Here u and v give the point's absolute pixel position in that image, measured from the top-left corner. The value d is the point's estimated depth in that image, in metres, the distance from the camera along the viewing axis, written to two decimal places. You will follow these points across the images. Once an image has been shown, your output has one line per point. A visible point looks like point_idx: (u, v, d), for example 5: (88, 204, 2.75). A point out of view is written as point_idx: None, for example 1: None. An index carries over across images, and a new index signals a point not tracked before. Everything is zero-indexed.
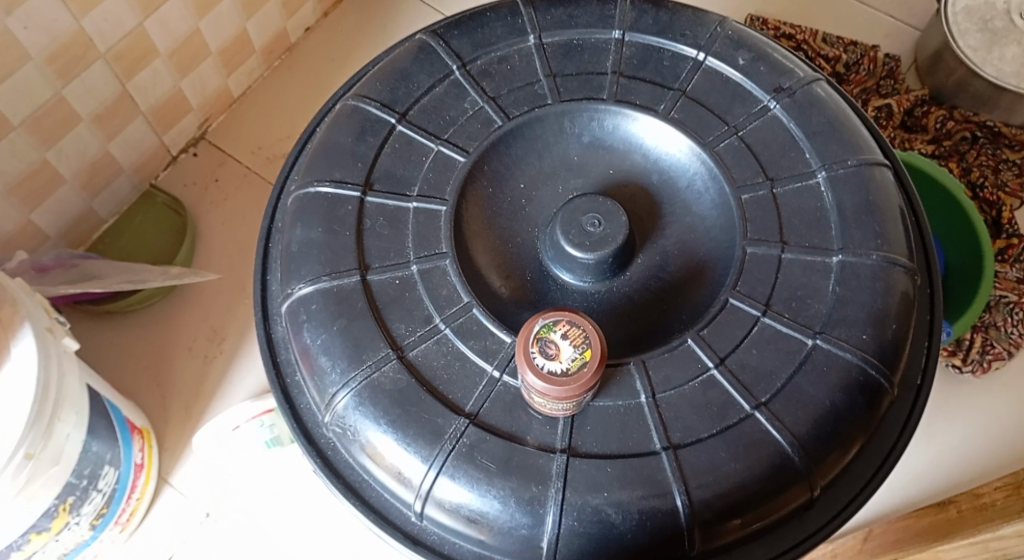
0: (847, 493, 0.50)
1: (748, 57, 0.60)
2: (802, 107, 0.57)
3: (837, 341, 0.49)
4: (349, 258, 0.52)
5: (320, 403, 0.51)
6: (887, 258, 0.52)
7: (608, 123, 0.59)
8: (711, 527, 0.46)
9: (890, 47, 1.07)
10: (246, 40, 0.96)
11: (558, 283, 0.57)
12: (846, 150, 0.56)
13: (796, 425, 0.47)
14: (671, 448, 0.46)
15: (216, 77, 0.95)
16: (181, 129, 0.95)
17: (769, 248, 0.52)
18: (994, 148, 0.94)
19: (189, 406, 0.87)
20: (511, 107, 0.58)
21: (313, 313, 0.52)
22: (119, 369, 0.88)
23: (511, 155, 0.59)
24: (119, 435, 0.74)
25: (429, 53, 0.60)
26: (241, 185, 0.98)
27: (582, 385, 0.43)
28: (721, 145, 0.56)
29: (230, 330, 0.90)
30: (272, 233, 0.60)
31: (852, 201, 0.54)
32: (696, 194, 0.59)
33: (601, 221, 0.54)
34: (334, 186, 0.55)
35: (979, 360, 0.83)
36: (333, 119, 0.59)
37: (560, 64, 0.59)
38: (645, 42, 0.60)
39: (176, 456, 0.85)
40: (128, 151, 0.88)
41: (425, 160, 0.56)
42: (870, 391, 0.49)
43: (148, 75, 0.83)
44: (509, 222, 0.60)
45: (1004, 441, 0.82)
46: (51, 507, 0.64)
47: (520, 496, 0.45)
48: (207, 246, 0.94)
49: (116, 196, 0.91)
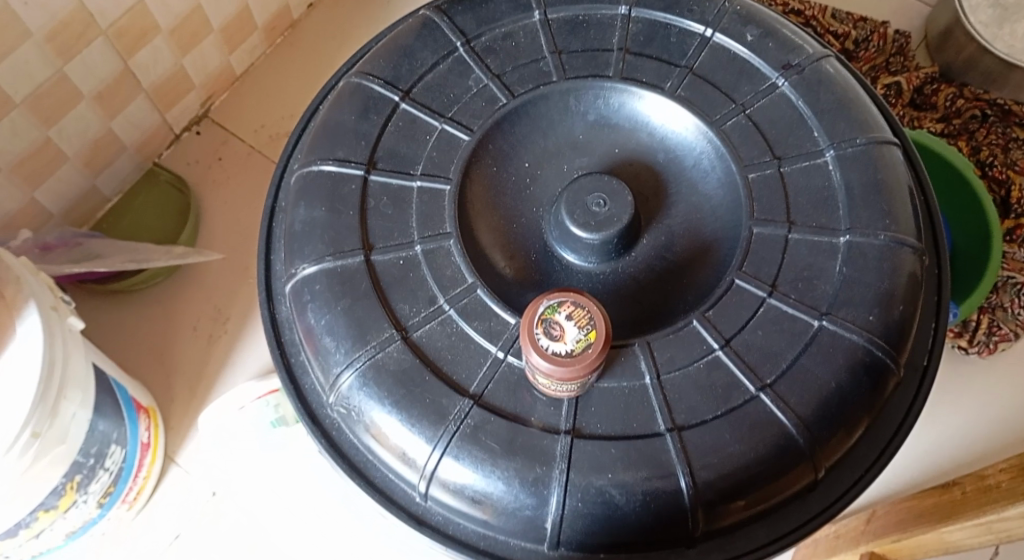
0: (851, 475, 0.50)
1: (756, 33, 0.59)
2: (811, 84, 0.56)
3: (843, 323, 0.49)
4: (353, 238, 0.52)
5: (325, 383, 0.51)
6: (896, 239, 0.51)
7: (613, 101, 0.59)
8: (714, 508, 0.46)
9: (901, 23, 1.05)
10: (247, 17, 0.95)
11: (563, 264, 0.56)
12: (856, 129, 0.55)
13: (800, 406, 0.47)
14: (675, 429, 0.46)
15: (217, 55, 0.94)
16: (182, 108, 0.94)
17: (776, 229, 0.52)
18: (1004, 126, 0.92)
19: (194, 386, 0.87)
20: (515, 85, 0.57)
21: (316, 294, 0.51)
22: (125, 348, 0.88)
23: (515, 134, 0.59)
24: (126, 414, 0.74)
25: (432, 29, 0.59)
26: (244, 165, 0.97)
27: (586, 366, 0.43)
28: (728, 124, 0.55)
29: (234, 309, 0.90)
30: (275, 213, 0.59)
31: (860, 180, 0.53)
32: (702, 174, 0.58)
33: (605, 201, 0.53)
34: (337, 164, 0.55)
35: (986, 342, 0.83)
36: (336, 97, 0.59)
37: (565, 40, 0.58)
38: (652, 18, 0.59)
39: (182, 436, 0.86)
40: (129, 130, 0.87)
41: (429, 139, 0.55)
42: (876, 372, 0.49)
43: (149, 53, 0.82)
44: (513, 202, 0.60)
45: (1008, 423, 0.82)
46: (58, 486, 0.65)
47: (524, 477, 0.46)
48: (210, 226, 0.94)
49: (118, 175, 0.90)
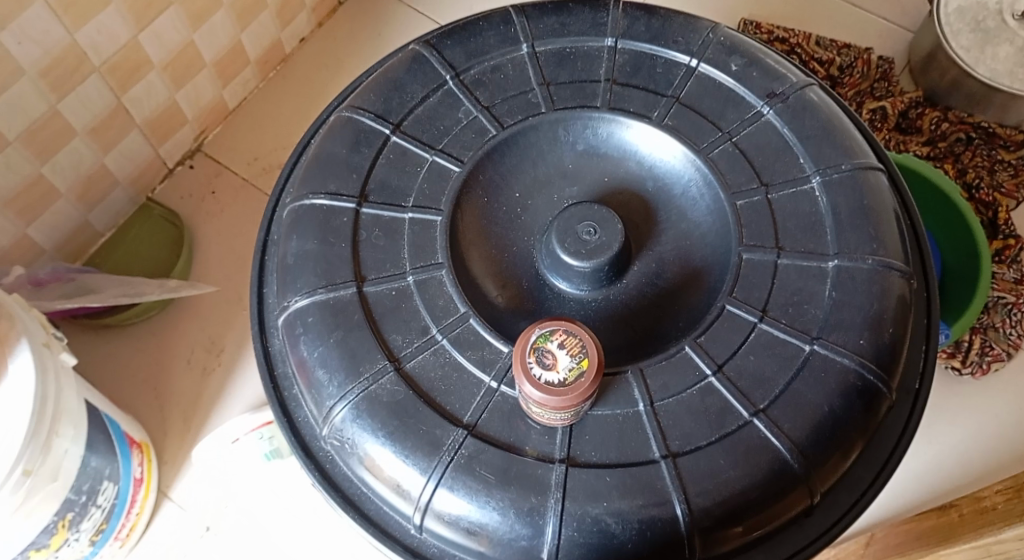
0: (847, 499, 0.50)
1: (740, 63, 0.60)
2: (795, 112, 0.57)
3: (834, 346, 0.49)
4: (346, 270, 0.52)
5: (318, 416, 0.51)
6: (883, 262, 0.52)
7: (601, 131, 0.60)
8: (711, 535, 0.46)
9: (883, 48, 1.07)
10: (240, 51, 0.96)
11: (555, 292, 0.57)
12: (840, 155, 0.56)
13: (794, 431, 0.47)
14: (670, 456, 0.46)
15: (211, 89, 0.95)
16: (176, 141, 0.95)
17: (764, 254, 0.52)
18: (989, 148, 0.94)
19: (187, 419, 0.87)
20: (505, 117, 0.58)
21: (309, 325, 0.52)
22: (116, 382, 0.88)
23: (506, 165, 0.59)
24: (118, 449, 0.74)
25: (423, 63, 0.60)
26: (238, 196, 0.98)
27: (580, 395, 0.43)
28: (716, 152, 0.56)
29: (228, 341, 0.90)
30: (268, 245, 0.60)
31: (846, 205, 0.54)
32: (691, 201, 0.59)
33: (596, 228, 0.54)
34: (330, 197, 0.55)
35: (979, 361, 0.83)
36: (327, 131, 0.59)
37: (553, 72, 0.60)
38: (638, 49, 0.60)
39: (175, 470, 0.85)
40: (123, 164, 0.88)
41: (420, 171, 0.56)
42: (869, 396, 0.49)
43: (143, 88, 0.83)
44: (505, 231, 0.60)
45: (1004, 441, 0.82)
46: (49, 523, 0.64)
47: (520, 507, 0.45)
48: (205, 258, 0.94)
49: (112, 209, 0.91)
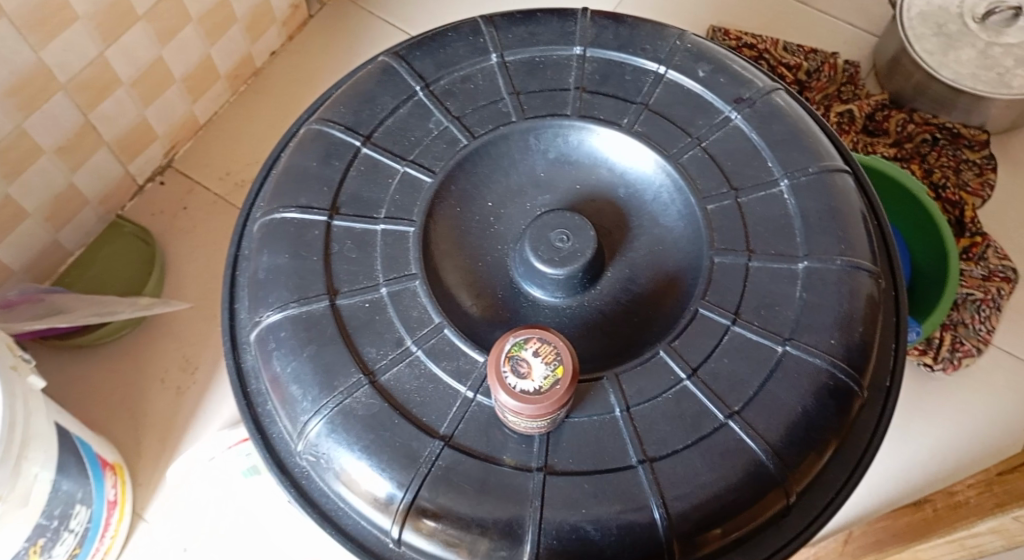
0: (823, 497, 0.50)
1: (707, 69, 0.60)
2: (762, 116, 0.58)
3: (806, 347, 0.50)
4: (318, 283, 0.52)
5: (293, 431, 0.51)
6: (852, 263, 0.53)
7: (572, 139, 0.60)
8: (690, 539, 0.46)
9: (850, 52, 1.09)
10: (211, 66, 0.96)
11: (530, 300, 0.57)
12: (807, 158, 0.56)
13: (769, 432, 0.47)
14: (647, 461, 0.46)
15: (182, 104, 0.95)
16: (147, 157, 0.94)
17: (736, 257, 0.53)
18: (954, 149, 0.96)
19: (163, 438, 0.85)
20: (475, 126, 0.58)
21: (282, 340, 0.51)
22: (87, 404, 0.86)
23: (478, 174, 0.59)
24: (90, 472, 0.72)
25: (393, 75, 0.60)
26: (211, 211, 0.97)
27: (555, 402, 0.42)
28: (685, 157, 0.57)
29: (203, 358, 0.89)
30: (239, 261, 0.59)
31: (814, 208, 0.54)
32: (662, 207, 0.59)
33: (569, 236, 0.54)
34: (301, 211, 0.55)
35: (950, 358, 0.85)
36: (298, 144, 0.59)
37: (523, 81, 0.60)
38: (606, 57, 0.61)
39: (150, 491, 0.83)
40: (93, 182, 0.87)
41: (391, 182, 0.56)
42: (841, 395, 0.50)
43: (112, 104, 0.82)
44: (478, 241, 0.60)
45: (977, 436, 0.83)
46: (21, 551, 0.62)
47: (498, 517, 0.45)
48: (178, 275, 0.93)
49: (82, 227, 0.89)
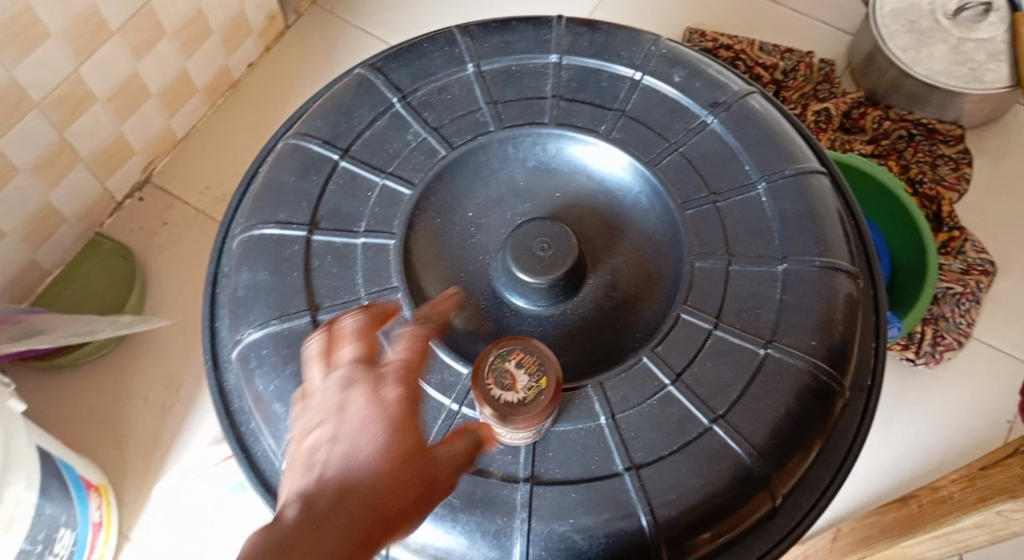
0: (809, 498, 0.51)
1: (683, 74, 0.61)
2: (738, 120, 0.59)
3: (787, 348, 0.50)
4: (299, 299, 0.52)
5: (278, 450, 0.50)
6: (831, 264, 0.53)
7: (550, 147, 0.60)
8: (679, 544, 0.46)
9: (825, 51, 1.10)
10: (188, 80, 0.95)
11: (513, 309, 0.57)
12: (784, 161, 0.57)
13: (754, 435, 0.48)
14: (634, 468, 0.47)
15: (159, 118, 0.94)
16: (125, 173, 0.93)
17: (716, 261, 0.53)
18: (930, 144, 0.97)
19: (148, 457, 0.84)
20: (453, 137, 0.58)
21: (264, 358, 0.51)
22: (70, 424, 0.85)
23: (457, 185, 0.59)
24: (74, 493, 0.71)
25: (369, 87, 0.60)
26: (191, 226, 0.96)
27: (540, 413, 0.42)
28: (664, 162, 0.57)
29: (187, 375, 0.88)
30: (219, 278, 0.59)
31: (791, 210, 0.55)
32: (642, 213, 0.59)
33: (550, 244, 0.54)
34: (280, 226, 0.54)
35: (932, 352, 0.86)
36: (275, 159, 0.59)
37: (500, 90, 0.60)
38: (582, 64, 0.61)
39: (137, 511, 0.82)
40: (70, 200, 0.86)
41: (371, 195, 0.56)
42: (823, 396, 0.50)
43: (88, 121, 0.81)
44: (460, 251, 0.60)
45: (961, 429, 0.84)
46: None
47: (486, 529, 0.45)
48: (160, 291, 0.92)
49: (60, 245, 0.88)
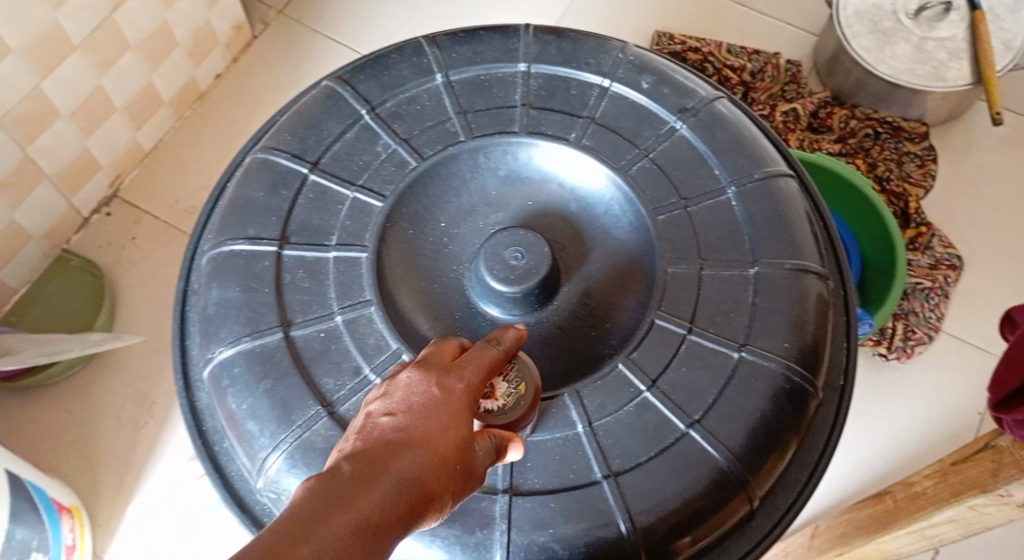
0: (786, 499, 0.51)
1: (651, 81, 0.61)
2: (706, 125, 0.59)
3: (760, 351, 0.51)
4: (271, 316, 0.51)
5: (252, 469, 0.49)
6: (800, 266, 0.54)
7: (521, 156, 0.60)
8: (659, 551, 0.46)
9: (792, 52, 1.11)
10: (154, 93, 0.94)
11: (488, 319, 0.56)
12: (752, 165, 0.58)
13: (730, 438, 0.48)
14: (612, 475, 0.47)
15: (125, 132, 0.92)
16: (91, 189, 0.91)
17: (688, 266, 0.53)
18: (896, 142, 0.99)
19: (121, 477, 0.83)
20: (424, 147, 0.58)
21: (236, 377, 0.50)
22: (39, 447, 0.83)
23: (428, 195, 0.59)
24: (46, 518, 0.70)
25: (338, 99, 0.60)
26: (161, 240, 0.94)
27: (522, 419, 0.42)
28: (635, 169, 0.57)
29: (159, 392, 0.86)
30: (188, 296, 0.58)
31: (761, 213, 0.55)
32: (614, 219, 0.60)
33: (523, 253, 0.54)
34: (249, 242, 0.54)
35: (903, 347, 0.87)
36: (243, 173, 0.58)
37: (469, 100, 0.60)
38: (551, 72, 0.61)
39: (111, 533, 0.80)
40: (34, 218, 0.84)
41: (341, 208, 0.55)
42: (797, 397, 0.51)
43: (51, 137, 0.79)
44: (433, 263, 0.60)
45: (934, 421, 0.86)
46: None
47: (465, 542, 0.45)
48: (130, 308, 0.90)
49: (24, 264, 0.86)
